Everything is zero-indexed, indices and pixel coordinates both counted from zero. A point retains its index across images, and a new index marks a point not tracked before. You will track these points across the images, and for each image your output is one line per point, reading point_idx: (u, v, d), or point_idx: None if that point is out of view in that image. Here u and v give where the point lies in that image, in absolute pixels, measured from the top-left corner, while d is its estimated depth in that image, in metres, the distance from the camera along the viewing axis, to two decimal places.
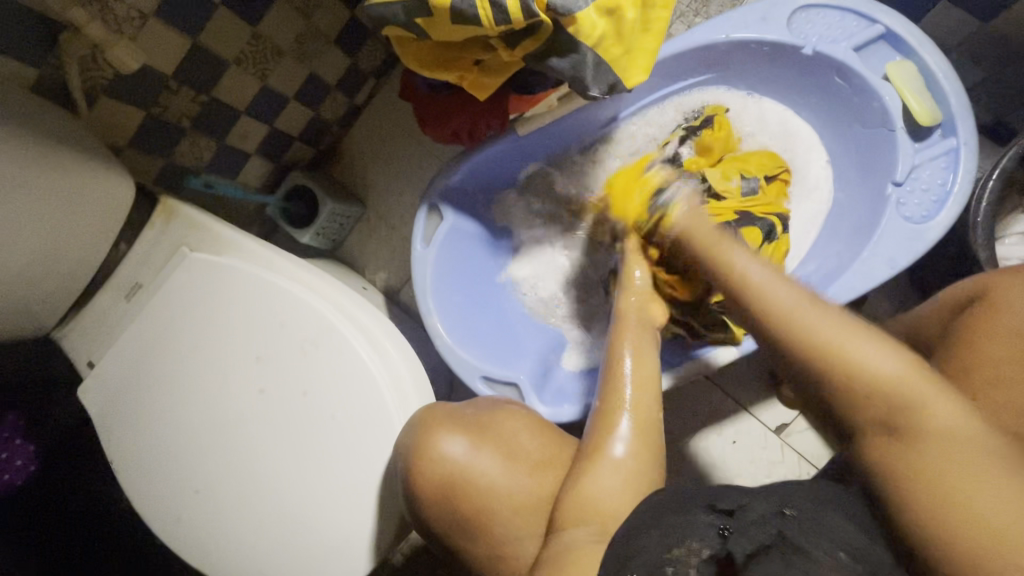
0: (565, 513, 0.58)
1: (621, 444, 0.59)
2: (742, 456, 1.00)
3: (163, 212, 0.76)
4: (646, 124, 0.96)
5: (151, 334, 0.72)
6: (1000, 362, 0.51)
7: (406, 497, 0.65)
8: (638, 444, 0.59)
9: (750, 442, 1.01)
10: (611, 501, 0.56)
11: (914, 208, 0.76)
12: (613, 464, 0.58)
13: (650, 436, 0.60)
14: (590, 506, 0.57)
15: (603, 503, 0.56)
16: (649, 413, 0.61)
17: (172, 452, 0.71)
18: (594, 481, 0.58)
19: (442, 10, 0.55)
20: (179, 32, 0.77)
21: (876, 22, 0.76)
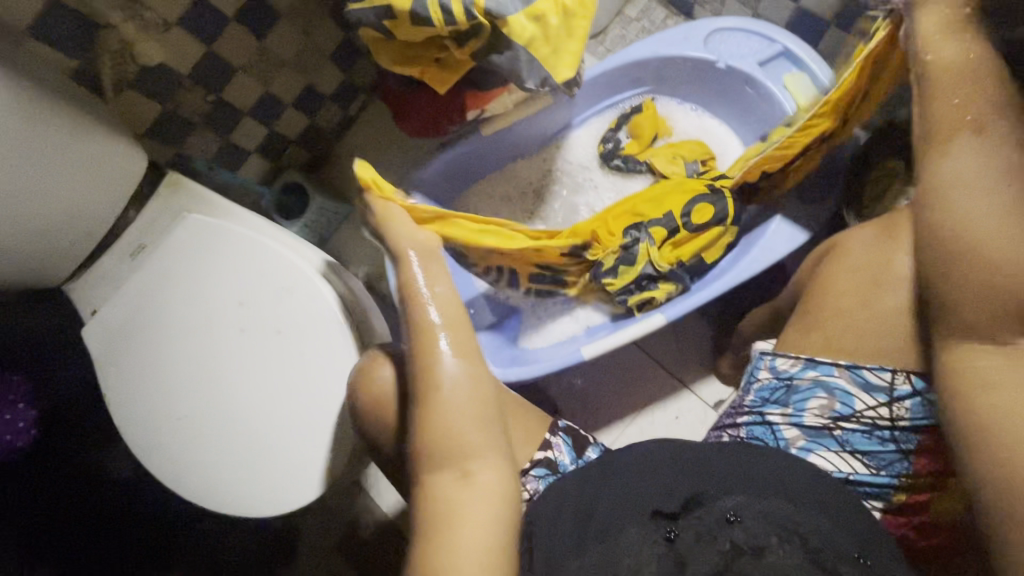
0: (430, 443, 0.61)
1: (450, 377, 0.63)
2: (682, 428, 1.06)
3: (170, 183, 0.89)
4: (596, 128, 1.11)
5: (150, 281, 0.84)
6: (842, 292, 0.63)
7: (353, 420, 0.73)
8: (465, 368, 0.64)
9: (691, 418, 1.07)
10: (460, 429, 0.61)
11: (809, 196, 0.90)
12: (450, 397, 0.62)
13: (474, 355, 0.66)
14: (449, 431, 0.61)
15: (454, 435, 0.61)
16: (466, 344, 0.66)
17: (159, 383, 0.81)
18: (438, 412, 0.62)
19: (403, 13, 0.70)
20: (197, 39, 0.93)
21: (776, 42, 0.91)
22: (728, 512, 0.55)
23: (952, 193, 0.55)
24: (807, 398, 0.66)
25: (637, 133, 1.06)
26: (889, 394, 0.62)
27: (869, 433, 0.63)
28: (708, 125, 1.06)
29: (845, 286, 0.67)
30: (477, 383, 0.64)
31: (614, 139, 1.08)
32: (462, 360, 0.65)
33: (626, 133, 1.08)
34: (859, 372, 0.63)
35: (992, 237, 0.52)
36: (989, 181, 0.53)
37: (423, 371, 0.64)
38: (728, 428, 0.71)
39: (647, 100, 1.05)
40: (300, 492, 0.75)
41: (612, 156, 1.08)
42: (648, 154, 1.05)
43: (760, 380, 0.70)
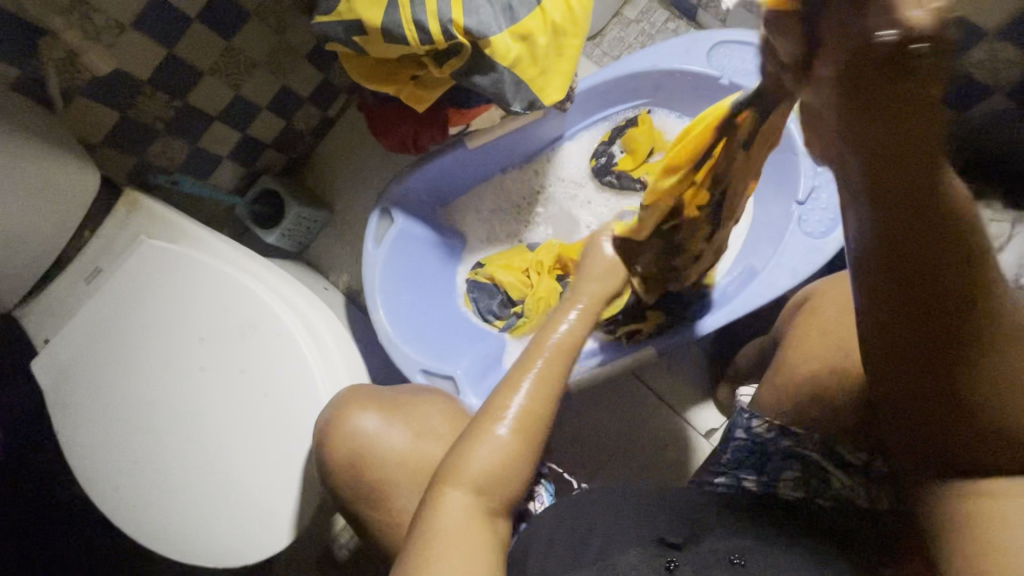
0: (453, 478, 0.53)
1: (508, 432, 0.54)
2: (673, 459, 1.02)
3: (126, 202, 0.82)
4: (589, 141, 1.05)
5: (105, 311, 0.78)
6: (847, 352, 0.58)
7: (321, 470, 0.68)
8: (521, 435, 0.54)
9: (681, 448, 1.03)
10: (491, 481, 0.53)
11: (814, 225, 0.83)
12: (495, 448, 0.54)
13: (537, 426, 0.55)
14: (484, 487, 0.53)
15: (480, 480, 0.53)
16: (537, 408, 0.56)
17: (116, 423, 0.75)
18: (475, 459, 0.53)
19: (375, 29, 0.63)
20: (155, 42, 0.86)
21: None
22: (734, 554, 0.53)
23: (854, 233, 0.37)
24: (780, 468, 0.63)
25: (631, 148, 1.00)
26: (865, 473, 0.58)
27: (844, 511, 0.58)
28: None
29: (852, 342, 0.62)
30: (527, 455, 0.55)
31: (607, 154, 1.02)
32: (525, 422, 0.55)
33: (620, 147, 1.02)
34: (837, 452, 0.59)
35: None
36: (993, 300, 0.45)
37: (490, 406, 0.56)
38: (705, 485, 0.68)
39: (642, 113, 0.99)
40: (265, 544, 0.71)
41: (604, 172, 1.03)
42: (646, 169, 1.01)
43: (736, 441, 0.67)
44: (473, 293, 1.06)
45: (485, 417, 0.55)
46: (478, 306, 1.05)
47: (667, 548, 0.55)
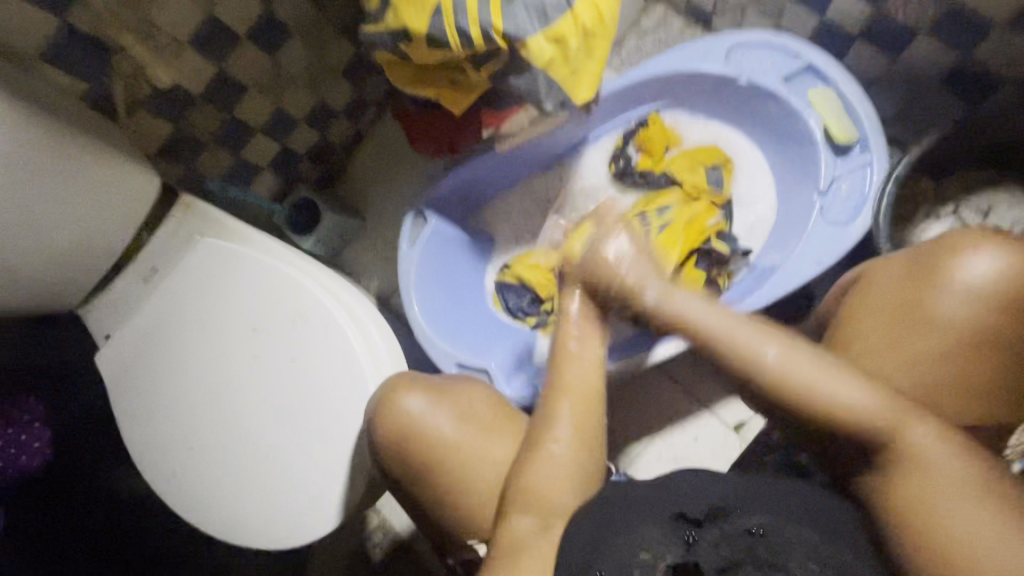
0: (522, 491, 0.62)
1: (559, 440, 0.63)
2: (703, 450, 1.04)
3: (182, 205, 0.88)
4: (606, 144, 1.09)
5: (164, 307, 0.83)
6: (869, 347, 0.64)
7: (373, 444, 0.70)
8: (576, 446, 0.63)
9: (708, 440, 1.04)
10: (552, 491, 0.61)
11: (837, 214, 0.85)
12: (556, 464, 0.62)
13: (589, 434, 0.63)
14: (536, 495, 0.61)
15: (545, 491, 0.61)
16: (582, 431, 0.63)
17: (174, 411, 0.80)
18: (536, 470, 0.62)
19: (419, 36, 0.68)
20: (209, 59, 0.93)
21: (801, 57, 0.89)
22: (750, 525, 0.54)
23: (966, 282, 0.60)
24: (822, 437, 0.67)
25: (647, 147, 1.04)
26: None
27: None
28: (727, 135, 1.02)
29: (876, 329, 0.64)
30: (580, 458, 0.63)
31: (623, 157, 1.06)
32: (577, 432, 0.63)
33: (634, 149, 1.06)
34: None
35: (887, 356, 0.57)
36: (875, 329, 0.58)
37: (537, 422, 0.65)
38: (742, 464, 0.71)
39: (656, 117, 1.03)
40: (315, 525, 0.74)
41: (624, 175, 1.06)
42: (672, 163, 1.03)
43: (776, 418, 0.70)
44: (501, 293, 1.10)
45: (532, 437, 0.64)
46: (506, 304, 1.09)
47: (688, 523, 0.55)
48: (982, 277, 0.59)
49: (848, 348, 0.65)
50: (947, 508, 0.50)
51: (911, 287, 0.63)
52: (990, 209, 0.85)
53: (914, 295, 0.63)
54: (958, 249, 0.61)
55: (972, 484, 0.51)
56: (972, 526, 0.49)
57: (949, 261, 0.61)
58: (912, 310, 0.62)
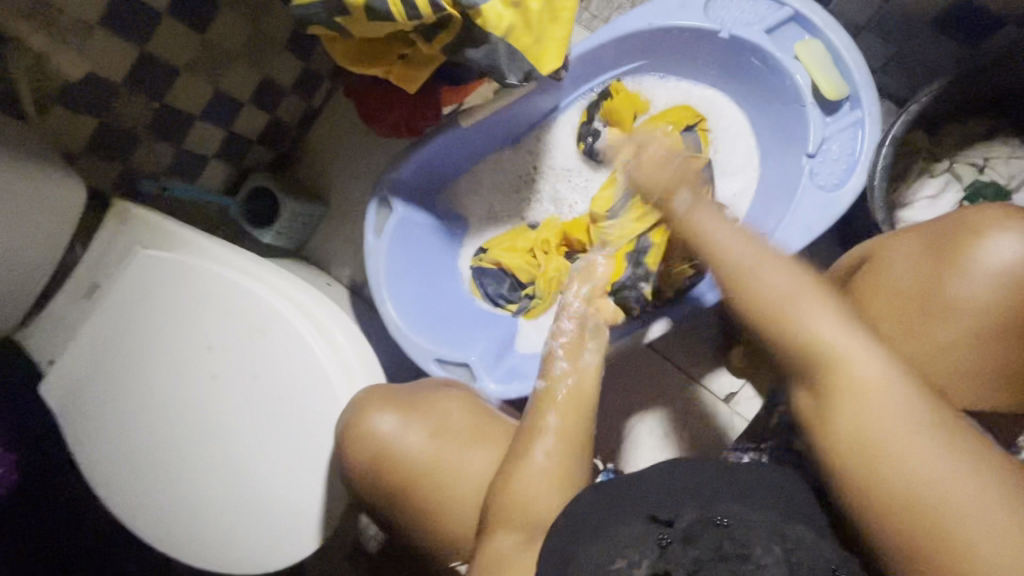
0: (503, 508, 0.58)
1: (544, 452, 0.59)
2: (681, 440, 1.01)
3: (116, 213, 0.79)
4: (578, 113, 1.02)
5: (109, 328, 0.76)
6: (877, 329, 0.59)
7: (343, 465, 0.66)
8: (559, 463, 0.59)
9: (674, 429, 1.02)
10: (539, 502, 0.57)
11: (826, 178, 0.80)
12: (534, 474, 0.58)
13: (572, 445, 0.60)
14: (517, 510, 0.57)
15: (528, 503, 0.57)
16: (566, 435, 0.61)
17: (134, 440, 0.74)
18: (520, 483, 0.58)
19: (357, 7, 0.59)
20: (127, 40, 0.82)
21: (785, 5, 0.81)
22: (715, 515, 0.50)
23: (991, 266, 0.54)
24: None
25: (613, 119, 0.97)
26: None
27: None
28: (705, 98, 0.95)
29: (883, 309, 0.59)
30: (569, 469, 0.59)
31: (591, 132, 1.00)
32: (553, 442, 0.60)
33: (601, 122, 0.99)
34: None
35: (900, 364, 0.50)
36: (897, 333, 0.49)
37: (524, 433, 0.62)
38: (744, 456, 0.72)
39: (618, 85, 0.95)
40: (297, 547, 0.70)
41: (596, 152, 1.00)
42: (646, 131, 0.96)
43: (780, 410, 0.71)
44: (478, 279, 1.04)
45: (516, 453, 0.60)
46: (486, 291, 1.04)
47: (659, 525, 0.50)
48: (1009, 258, 0.53)
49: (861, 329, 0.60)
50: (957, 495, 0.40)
51: (928, 264, 0.58)
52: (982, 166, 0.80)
53: (932, 277, 0.57)
54: (983, 225, 0.56)
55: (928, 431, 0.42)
56: (937, 468, 0.41)
57: (971, 242, 0.55)
58: (927, 295, 0.57)
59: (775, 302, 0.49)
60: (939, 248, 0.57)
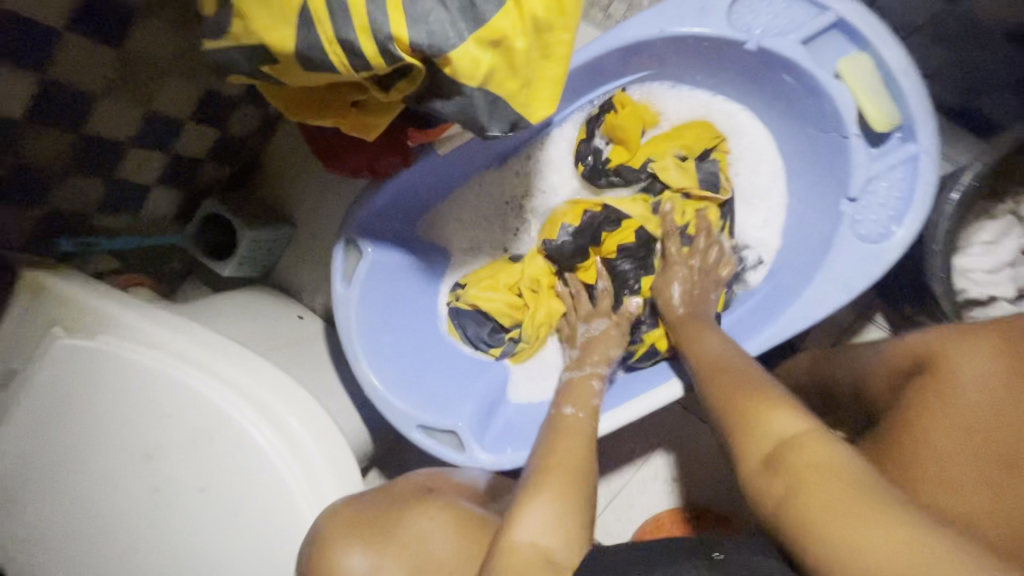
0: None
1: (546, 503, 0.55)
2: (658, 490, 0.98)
3: (25, 286, 0.67)
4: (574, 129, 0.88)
5: (26, 428, 0.64)
6: (941, 451, 0.46)
7: None
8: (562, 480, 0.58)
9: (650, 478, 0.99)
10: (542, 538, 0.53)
11: (871, 225, 0.67)
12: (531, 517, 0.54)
13: (570, 477, 0.58)
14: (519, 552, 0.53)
15: (541, 540, 0.53)
16: (570, 464, 0.60)
17: (62, 562, 0.63)
18: (518, 532, 0.53)
19: (286, 55, 0.45)
20: (18, 68, 0.67)
21: (827, 10, 0.66)
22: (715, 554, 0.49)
23: None
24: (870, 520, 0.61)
25: (619, 138, 0.84)
26: None
27: None
28: (726, 111, 0.82)
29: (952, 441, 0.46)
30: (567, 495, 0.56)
31: (592, 151, 0.86)
32: (548, 496, 0.56)
33: (603, 139, 0.86)
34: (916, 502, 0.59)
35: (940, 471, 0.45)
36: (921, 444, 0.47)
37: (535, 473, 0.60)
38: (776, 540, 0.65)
39: (628, 98, 0.81)
40: None
41: (598, 174, 0.87)
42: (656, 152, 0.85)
43: None
44: (456, 320, 0.93)
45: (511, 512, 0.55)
46: (465, 332, 0.93)
47: None
48: None
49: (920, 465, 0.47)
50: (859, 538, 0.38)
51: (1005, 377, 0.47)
52: None
53: (1005, 400, 0.46)
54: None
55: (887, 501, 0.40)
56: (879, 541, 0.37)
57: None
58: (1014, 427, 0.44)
59: (739, 390, 0.56)
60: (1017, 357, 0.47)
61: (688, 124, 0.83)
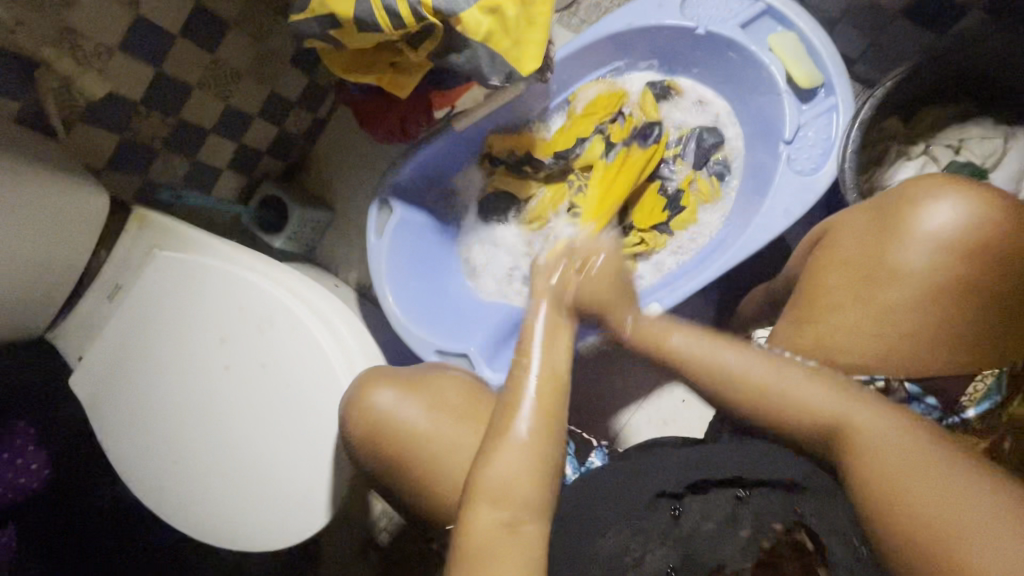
0: (470, 489, 0.58)
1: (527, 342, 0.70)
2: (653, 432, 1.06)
3: (136, 219, 0.86)
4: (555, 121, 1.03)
5: (132, 324, 0.82)
6: (841, 308, 0.63)
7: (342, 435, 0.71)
8: (538, 428, 0.60)
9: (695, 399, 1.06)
10: (514, 487, 0.57)
11: (805, 162, 0.83)
12: (513, 466, 0.58)
13: (554, 425, 0.61)
14: (499, 488, 0.58)
15: (509, 482, 0.58)
16: (548, 413, 0.61)
17: (158, 427, 0.80)
18: (496, 467, 0.58)
19: (348, 20, 0.65)
20: (144, 62, 0.89)
21: (757, 0, 0.85)
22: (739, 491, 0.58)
23: (922, 231, 0.59)
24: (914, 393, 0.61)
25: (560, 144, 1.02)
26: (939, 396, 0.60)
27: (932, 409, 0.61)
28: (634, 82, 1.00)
29: (842, 289, 0.63)
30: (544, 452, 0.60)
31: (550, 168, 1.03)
32: (537, 446, 0.60)
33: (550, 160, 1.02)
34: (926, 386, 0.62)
35: (858, 321, 0.61)
36: (844, 298, 0.62)
37: (504, 407, 0.62)
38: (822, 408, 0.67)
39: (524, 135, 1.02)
40: (304, 527, 0.74)
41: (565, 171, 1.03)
42: (582, 133, 1.00)
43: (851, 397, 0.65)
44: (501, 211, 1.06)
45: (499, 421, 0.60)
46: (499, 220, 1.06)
47: (668, 499, 0.58)
48: (944, 224, 0.58)
49: (827, 316, 0.63)
50: (898, 491, 0.50)
51: (873, 241, 0.62)
52: (958, 148, 0.82)
53: (878, 249, 0.62)
54: (918, 197, 0.60)
55: (938, 459, 0.51)
56: (928, 504, 0.48)
57: (913, 210, 0.60)
58: (874, 263, 0.61)
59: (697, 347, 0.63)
60: (883, 222, 0.62)
61: (598, 97, 0.99)
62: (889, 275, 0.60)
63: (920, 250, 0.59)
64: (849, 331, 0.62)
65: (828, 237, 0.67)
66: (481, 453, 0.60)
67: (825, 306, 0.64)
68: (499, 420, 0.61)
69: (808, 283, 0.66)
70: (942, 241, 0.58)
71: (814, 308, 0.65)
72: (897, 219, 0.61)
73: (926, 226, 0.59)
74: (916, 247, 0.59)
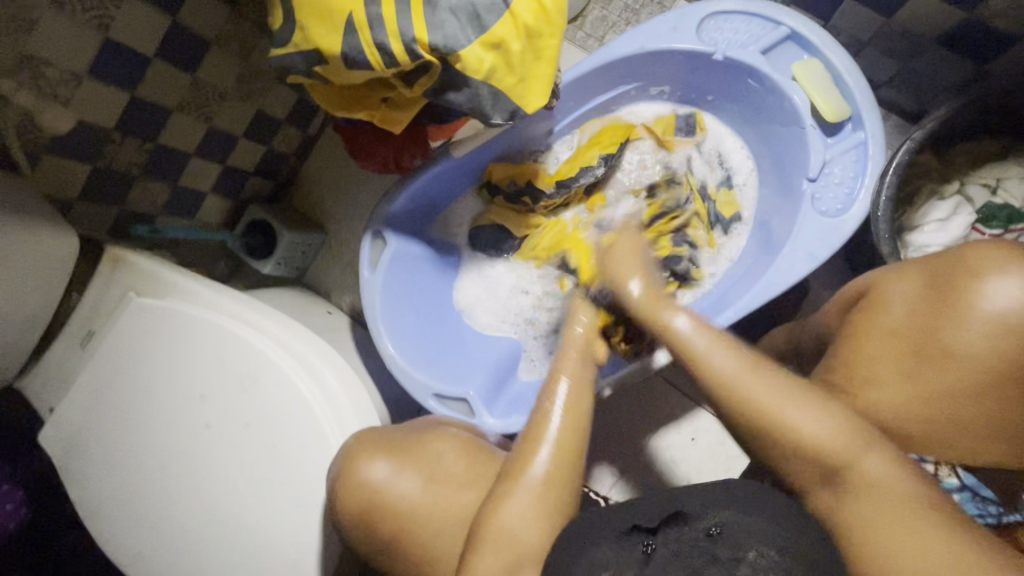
0: (481, 535, 0.58)
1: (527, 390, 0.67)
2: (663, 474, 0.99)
3: (110, 260, 0.80)
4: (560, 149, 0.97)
5: (105, 376, 0.76)
6: (877, 377, 0.62)
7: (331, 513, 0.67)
8: (554, 476, 0.59)
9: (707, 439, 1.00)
10: (525, 534, 0.56)
11: (830, 202, 0.77)
12: (525, 502, 0.58)
13: (569, 471, 0.60)
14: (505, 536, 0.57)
15: (519, 534, 0.56)
16: (564, 458, 0.60)
17: (135, 488, 0.74)
18: (506, 514, 0.57)
19: (335, 57, 0.58)
20: (117, 87, 0.82)
21: (780, 24, 0.78)
22: (710, 525, 0.50)
23: (981, 307, 0.57)
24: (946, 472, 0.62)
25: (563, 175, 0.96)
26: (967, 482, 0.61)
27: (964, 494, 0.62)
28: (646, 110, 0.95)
29: (882, 354, 0.62)
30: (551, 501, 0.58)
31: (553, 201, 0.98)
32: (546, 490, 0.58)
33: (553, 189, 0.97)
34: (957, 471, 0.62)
35: (895, 390, 0.61)
36: (885, 365, 0.62)
37: (517, 456, 0.61)
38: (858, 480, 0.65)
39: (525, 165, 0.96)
40: None
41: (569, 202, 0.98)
42: (583, 162, 0.95)
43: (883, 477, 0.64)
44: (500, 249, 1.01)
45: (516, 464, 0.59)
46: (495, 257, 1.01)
47: (642, 534, 0.52)
48: (1007, 302, 0.56)
49: (862, 374, 0.63)
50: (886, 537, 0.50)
51: (926, 312, 0.60)
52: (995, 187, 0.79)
53: (930, 321, 0.60)
54: (981, 268, 0.58)
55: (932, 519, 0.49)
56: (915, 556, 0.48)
57: (971, 283, 0.58)
58: (925, 339, 0.60)
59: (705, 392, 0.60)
60: (940, 291, 0.60)
61: (604, 128, 0.95)
62: (934, 353, 0.59)
63: (976, 332, 0.57)
64: (882, 390, 0.62)
65: (874, 293, 0.65)
66: (491, 501, 0.59)
67: (859, 371, 0.63)
68: (511, 467, 0.61)
69: (847, 340, 0.65)
70: (998, 323, 0.56)
71: (849, 370, 0.64)
72: (952, 292, 0.59)
73: (983, 304, 0.57)
74: (971, 326, 0.57)
